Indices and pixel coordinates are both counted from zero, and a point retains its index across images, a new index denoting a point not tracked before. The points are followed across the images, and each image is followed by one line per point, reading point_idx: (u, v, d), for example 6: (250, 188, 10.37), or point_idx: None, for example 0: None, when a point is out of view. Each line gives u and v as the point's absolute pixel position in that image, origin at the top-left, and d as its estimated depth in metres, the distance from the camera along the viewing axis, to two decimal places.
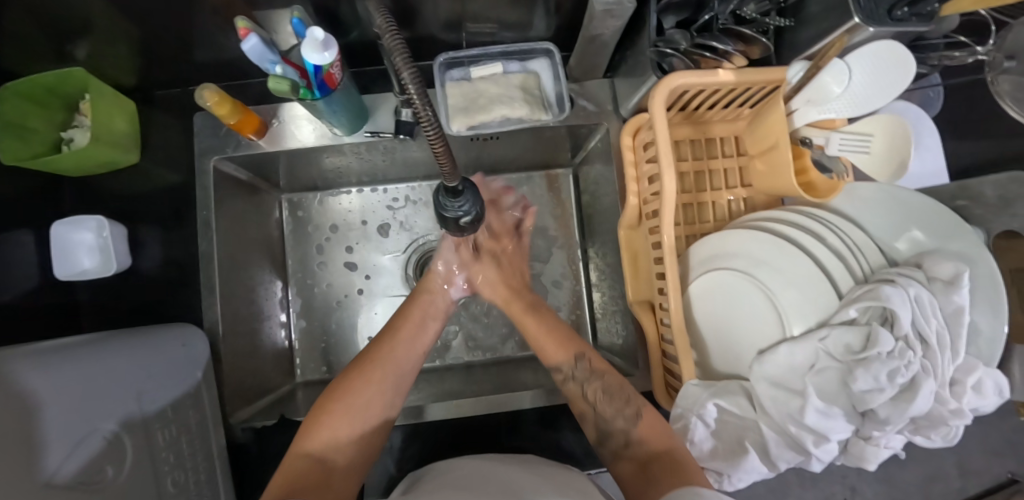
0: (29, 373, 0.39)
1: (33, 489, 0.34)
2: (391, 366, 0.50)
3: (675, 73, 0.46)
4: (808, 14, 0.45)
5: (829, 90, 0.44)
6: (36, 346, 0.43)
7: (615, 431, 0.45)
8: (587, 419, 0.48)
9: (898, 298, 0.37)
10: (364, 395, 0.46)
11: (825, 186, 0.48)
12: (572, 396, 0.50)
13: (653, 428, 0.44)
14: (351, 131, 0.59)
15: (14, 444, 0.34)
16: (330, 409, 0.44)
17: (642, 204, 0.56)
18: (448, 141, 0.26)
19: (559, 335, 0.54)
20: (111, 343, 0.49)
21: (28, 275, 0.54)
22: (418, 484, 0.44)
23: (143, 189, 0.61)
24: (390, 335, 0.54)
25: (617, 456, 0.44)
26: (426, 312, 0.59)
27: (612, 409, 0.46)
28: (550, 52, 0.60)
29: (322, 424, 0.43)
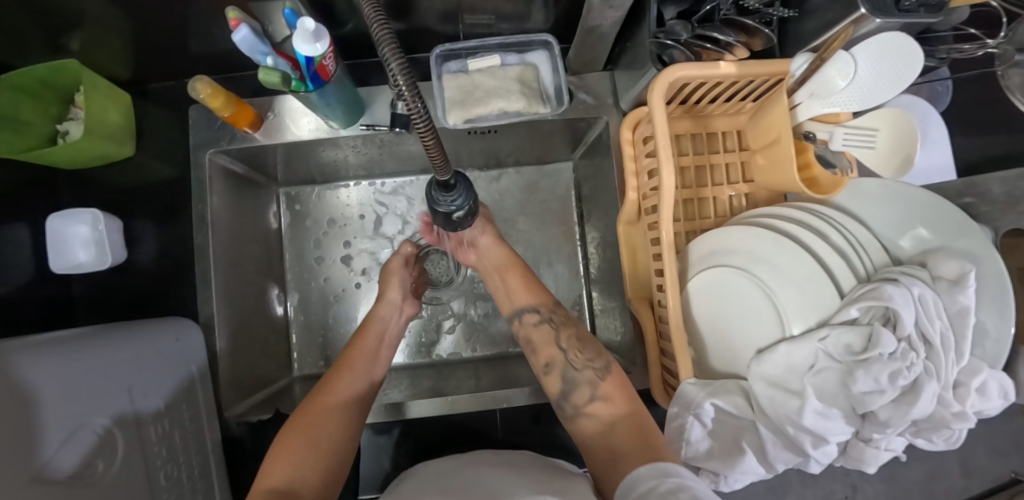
0: (28, 363, 0.39)
1: (24, 480, 0.33)
2: (349, 398, 0.48)
3: (676, 65, 0.45)
4: (813, 5, 0.44)
5: (834, 83, 0.43)
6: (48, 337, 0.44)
7: (582, 380, 0.46)
8: (552, 367, 0.48)
9: (902, 297, 0.36)
10: (323, 425, 0.44)
11: (828, 182, 0.47)
12: (540, 343, 0.51)
13: (615, 388, 0.45)
14: (347, 124, 0.58)
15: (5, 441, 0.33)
16: (287, 443, 0.42)
17: (641, 199, 0.55)
18: (438, 134, 0.27)
19: (535, 285, 0.56)
20: (107, 336, 0.49)
21: (24, 269, 0.54)
22: (408, 485, 0.43)
23: (139, 182, 0.61)
24: (344, 364, 0.52)
25: (578, 409, 0.45)
26: (380, 339, 0.57)
27: (582, 359, 0.47)
28: (549, 44, 0.58)
29: (282, 459, 0.41)
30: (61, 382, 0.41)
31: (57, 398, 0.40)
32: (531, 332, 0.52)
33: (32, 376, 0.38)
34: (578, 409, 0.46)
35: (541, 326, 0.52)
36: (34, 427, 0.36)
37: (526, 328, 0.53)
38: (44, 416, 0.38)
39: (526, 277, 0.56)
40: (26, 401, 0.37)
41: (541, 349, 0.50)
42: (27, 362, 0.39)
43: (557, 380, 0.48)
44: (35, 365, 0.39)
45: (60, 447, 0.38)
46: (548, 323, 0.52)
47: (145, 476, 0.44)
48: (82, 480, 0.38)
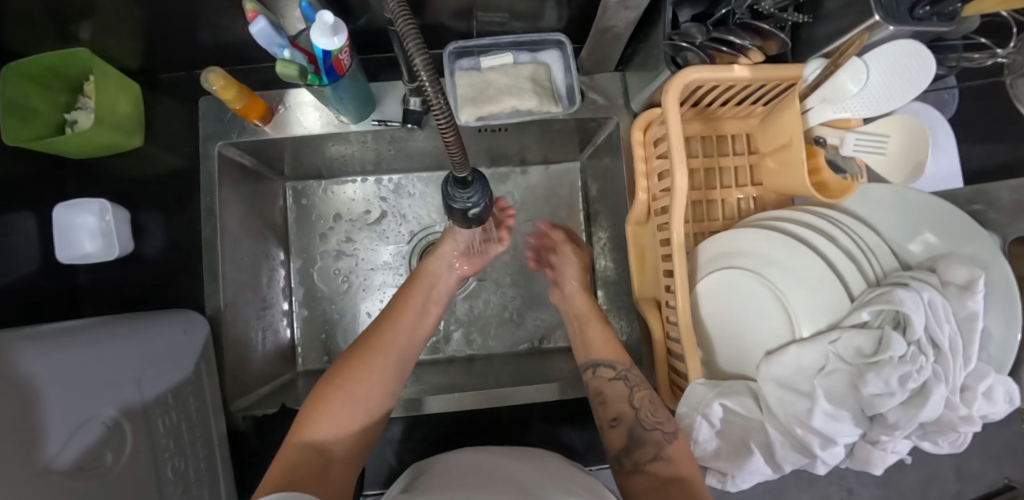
0: (31, 355, 0.39)
1: (31, 471, 0.33)
2: (388, 358, 0.51)
3: (689, 68, 0.45)
4: (827, 9, 0.45)
5: (845, 88, 0.44)
6: (41, 329, 0.43)
7: (648, 440, 0.49)
8: (620, 422, 0.51)
9: (912, 302, 0.37)
10: (361, 386, 0.47)
11: (837, 186, 0.47)
12: (612, 398, 0.53)
13: (682, 453, 0.47)
14: (359, 119, 0.58)
15: (13, 431, 0.33)
16: (327, 399, 0.45)
17: (651, 200, 0.55)
18: (458, 131, 0.28)
19: (613, 342, 0.59)
20: (115, 326, 0.49)
21: (29, 259, 0.54)
22: (434, 471, 0.45)
23: (146, 173, 0.61)
24: (386, 325, 0.54)
25: (638, 467, 0.48)
26: (429, 295, 0.59)
27: (652, 420, 0.50)
28: (562, 43, 0.58)
29: (323, 412, 0.44)
30: (66, 372, 0.40)
31: (63, 389, 0.39)
32: (603, 386, 0.55)
33: (34, 368, 0.38)
34: (639, 465, 0.48)
35: (616, 383, 0.54)
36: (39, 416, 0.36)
37: (599, 382, 0.55)
38: (49, 407, 0.37)
39: (608, 334, 0.60)
40: (29, 391, 0.37)
41: (611, 404, 0.53)
42: (29, 353, 0.39)
43: (622, 435, 0.51)
44: (37, 356, 0.39)
45: (68, 438, 0.38)
46: (623, 381, 0.54)
47: (152, 469, 0.44)
48: (90, 472, 0.38)
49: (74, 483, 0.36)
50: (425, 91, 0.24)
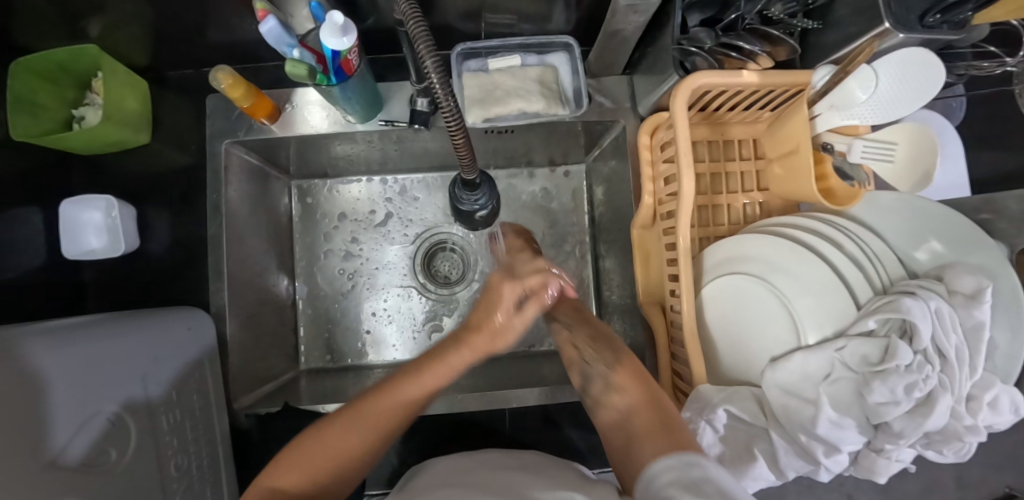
0: (37, 348, 0.39)
1: (37, 467, 0.33)
2: (410, 407, 0.42)
3: (697, 73, 0.45)
4: (837, 16, 0.45)
5: (854, 96, 0.43)
6: (50, 323, 0.44)
7: (597, 374, 0.47)
8: (573, 369, 0.51)
9: (919, 311, 0.37)
10: (360, 436, 0.39)
11: (844, 193, 0.47)
12: (565, 347, 0.53)
13: (629, 374, 0.44)
14: (366, 119, 0.58)
15: (19, 427, 0.33)
16: (319, 446, 0.38)
17: (657, 204, 0.55)
18: (466, 131, 0.32)
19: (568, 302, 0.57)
20: (117, 323, 0.49)
21: (36, 254, 0.54)
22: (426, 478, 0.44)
23: (153, 169, 0.61)
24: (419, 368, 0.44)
25: (602, 401, 0.46)
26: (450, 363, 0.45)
27: (593, 352, 0.49)
28: (570, 46, 0.58)
29: (296, 464, 0.37)
30: (73, 366, 0.40)
31: (70, 383, 0.39)
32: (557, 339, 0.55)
33: (41, 360, 0.38)
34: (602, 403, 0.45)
35: (557, 326, 0.54)
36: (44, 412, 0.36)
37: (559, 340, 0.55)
38: (56, 400, 0.37)
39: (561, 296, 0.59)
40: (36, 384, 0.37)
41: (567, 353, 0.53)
42: (33, 347, 0.39)
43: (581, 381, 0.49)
44: (43, 349, 0.39)
45: (76, 431, 0.38)
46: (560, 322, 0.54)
47: (155, 465, 0.44)
48: (95, 468, 0.38)
49: (80, 478, 0.36)
50: (435, 90, 0.28)
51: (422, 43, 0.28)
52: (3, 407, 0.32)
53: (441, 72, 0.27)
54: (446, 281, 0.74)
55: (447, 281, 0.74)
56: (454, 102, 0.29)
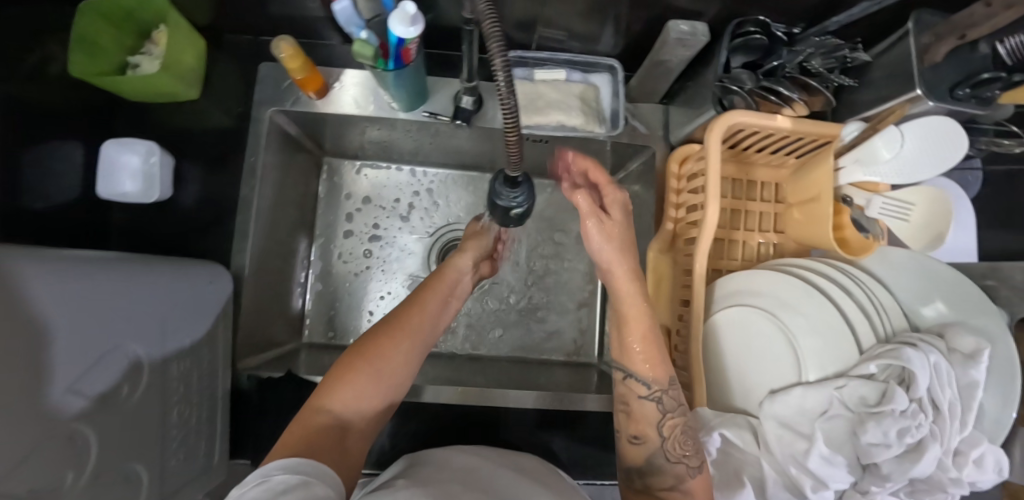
0: (38, 281, 0.34)
1: (60, 388, 0.34)
2: (421, 332, 0.50)
3: (733, 112, 0.48)
4: (872, 77, 0.49)
5: (879, 155, 0.47)
6: (76, 253, 0.42)
7: (667, 471, 0.43)
8: (641, 442, 0.44)
9: (919, 361, 0.39)
10: (392, 360, 0.45)
11: (857, 244, 0.49)
12: (638, 415, 0.45)
13: (703, 489, 0.42)
14: (409, 108, 0.60)
15: (50, 350, 0.33)
16: (365, 361, 0.44)
17: (676, 230, 0.58)
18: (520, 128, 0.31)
19: (659, 353, 0.45)
20: (129, 264, 0.47)
21: (69, 189, 0.55)
22: (418, 467, 0.43)
23: (194, 125, 0.62)
24: (418, 303, 0.52)
25: (652, 491, 0.43)
26: (450, 292, 0.57)
27: (677, 451, 0.43)
28: (614, 69, 0.60)
29: (345, 381, 0.42)
30: (105, 296, 0.41)
31: (99, 316, 0.39)
32: (631, 399, 0.45)
33: (36, 291, 0.34)
34: (650, 488, 0.43)
35: (646, 402, 0.44)
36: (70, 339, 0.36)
37: (626, 389, 0.46)
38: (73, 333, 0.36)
39: (652, 339, 0.45)
40: (37, 318, 0.33)
41: (637, 419, 0.45)
42: (28, 274, 0.34)
43: (643, 456, 0.44)
44: (43, 283, 0.35)
45: (78, 375, 0.37)
46: (655, 403, 0.44)
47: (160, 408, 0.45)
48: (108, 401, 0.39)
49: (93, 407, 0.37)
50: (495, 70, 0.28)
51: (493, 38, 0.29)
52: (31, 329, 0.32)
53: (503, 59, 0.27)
54: None
55: None
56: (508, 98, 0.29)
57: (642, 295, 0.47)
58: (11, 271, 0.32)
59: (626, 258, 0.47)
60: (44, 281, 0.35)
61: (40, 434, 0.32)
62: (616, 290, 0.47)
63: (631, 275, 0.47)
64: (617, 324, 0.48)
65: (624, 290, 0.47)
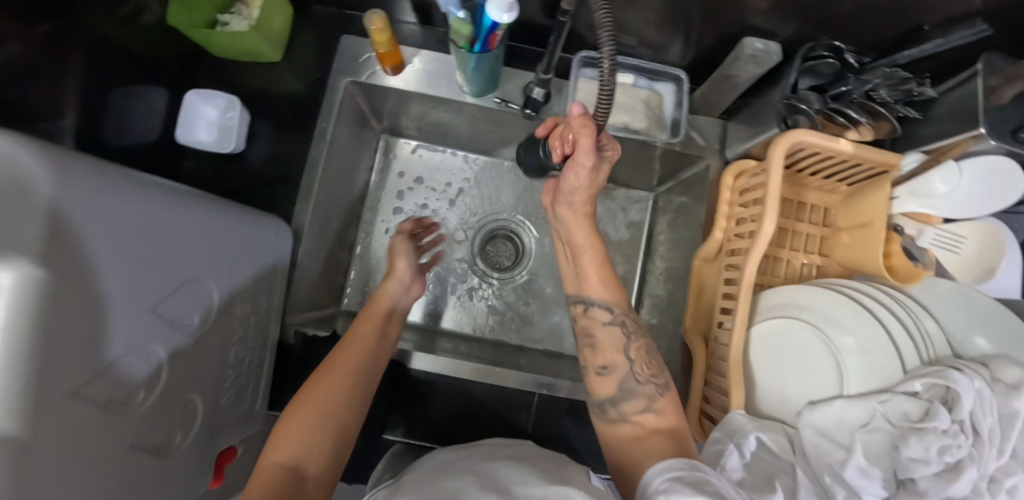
0: (128, 204, 0.36)
1: (143, 308, 0.37)
2: (361, 368, 0.48)
3: (797, 130, 0.50)
4: (936, 113, 0.50)
5: (934, 186, 0.50)
6: (175, 185, 0.44)
7: (637, 394, 0.47)
8: (610, 371, 0.48)
9: (965, 383, 0.41)
10: (332, 395, 0.44)
11: (904, 271, 0.51)
12: (604, 344, 0.50)
13: (671, 405, 0.47)
14: (481, 94, 0.61)
15: (131, 271, 0.36)
16: (302, 414, 0.42)
17: (725, 241, 0.59)
18: (612, 95, 0.42)
19: (610, 277, 0.52)
20: (213, 205, 0.48)
21: (151, 132, 0.58)
22: (408, 480, 0.43)
23: (270, 86, 0.65)
24: (350, 341, 0.50)
25: (624, 416, 0.47)
26: (387, 317, 0.56)
27: (646, 374, 0.48)
28: (679, 80, 0.62)
29: (291, 432, 0.41)
30: (187, 230, 0.42)
31: (178, 248, 0.41)
32: (596, 328, 0.50)
33: (132, 213, 0.36)
34: (624, 415, 0.47)
35: (612, 326, 0.50)
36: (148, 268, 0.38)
37: (589, 321, 0.51)
38: (152, 261, 0.38)
39: (604, 265, 0.52)
40: (116, 244, 0.34)
41: (602, 349, 0.50)
42: (87, 201, 0.32)
43: (612, 384, 0.48)
44: (133, 206, 0.36)
45: (155, 302, 0.39)
46: (620, 325, 0.50)
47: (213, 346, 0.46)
48: (180, 328, 0.42)
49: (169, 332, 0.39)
50: (603, 69, 0.39)
51: (602, 29, 0.38)
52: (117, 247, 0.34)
53: (612, 51, 0.38)
54: (498, 266, 0.76)
55: (500, 266, 0.76)
56: (611, 79, 0.40)
57: (593, 226, 0.53)
58: (111, 195, 0.34)
59: (590, 188, 0.51)
60: (136, 207, 0.37)
61: (120, 344, 0.35)
62: (569, 224, 0.52)
63: (584, 204, 0.52)
64: (573, 257, 0.54)
65: (576, 223, 0.52)
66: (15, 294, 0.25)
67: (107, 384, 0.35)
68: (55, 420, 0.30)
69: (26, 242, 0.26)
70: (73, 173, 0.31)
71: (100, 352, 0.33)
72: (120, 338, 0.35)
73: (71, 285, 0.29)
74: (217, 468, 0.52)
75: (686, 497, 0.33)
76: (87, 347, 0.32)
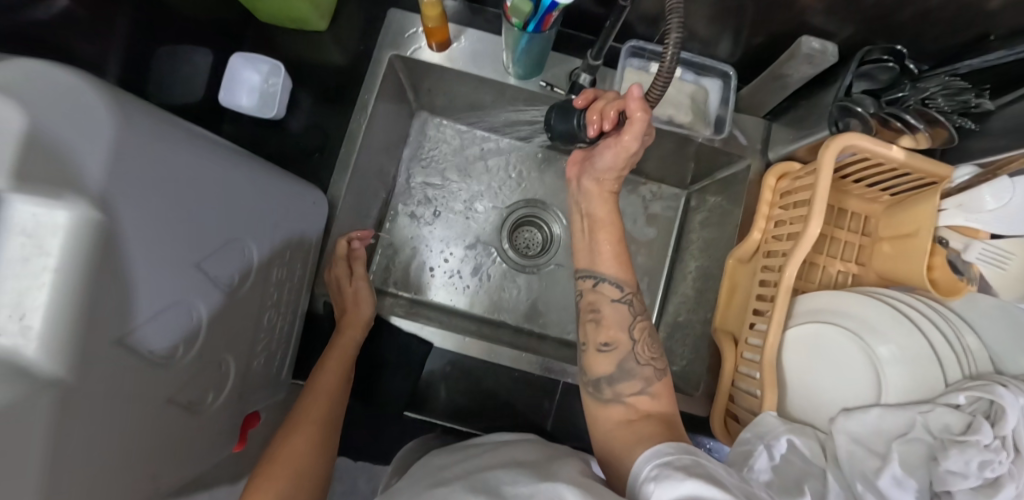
0: (188, 157, 0.36)
1: (190, 262, 0.37)
2: (326, 414, 0.51)
3: (851, 134, 0.48)
4: (992, 126, 0.49)
5: (983, 201, 0.48)
6: (226, 142, 0.44)
7: (632, 374, 0.47)
8: (612, 348, 0.48)
9: (1012, 398, 0.40)
10: (300, 451, 0.47)
11: (946, 285, 0.51)
12: (609, 321, 0.49)
13: (664, 389, 0.47)
14: (525, 77, 0.61)
15: (182, 225, 0.35)
16: (274, 469, 0.45)
17: (762, 242, 0.58)
18: (670, 79, 0.41)
19: (624, 255, 0.51)
20: (258, 166, 0.47)
21: (195, 93, 0.58)
22: (402, 486, 0.45)
23: (313, 55, 0.64)
24: (319, 384, 0.53)
25: (618, 397, 0.46)
26: (349, 361, 0.58)
27: (646, 355, 0.48)
28: (727, 76, 0.61)
29: (265, 487, 0.43)
30: (237, 190, 0.42)
31: (227, 207, 0.41)
32: (602, 303, 0.50)
33: (191, 166, 0.36)
34: (619, 395, 0.46)
35: (620, 304, 0.50)
36: (199, 223, 0.38)
37: (596, 296, 0.50)
38: (204, 217, 0.38)
39: (620, 242, 0.51)
40: (173, 196, 0.34)
41: (607, 326, 0.49)
42: (151, 148, 0.31)
43: (612, 362, 0.47)
44: (192, 159, 0.36)
45: (203, 258, 0.39)
46: (626, 305, 0.50)
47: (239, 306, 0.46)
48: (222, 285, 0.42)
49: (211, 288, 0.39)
50: (664, 58, 0.38)
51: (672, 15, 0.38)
52: (172, 200, 0.34)
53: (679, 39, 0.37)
54: (525, 254, 0.75)
55: (526, 254, 0.75)
56: (674, 62, 0.39)
57: (613, 204, 0.52)
58: (170, 146, 0.34)
59: (621, 169, 0.50)
60: (193, 160, 0.36)
61: (167, 296, 0.35)
62: (591, 197, 0.52)
63: (611, 182, 0.51)
64: (588, 230, 0.53)
65: (598, 197, 0.52)
66: (69, 235, 0.25)
67: (155, 334, 0.35)
68: (100, 368, 0.29)
69: (94, 182, 0.26)
70: (140, 120, 0.31)
71: (149, 302, 0.33)
72: (170, 291, 0.35)
73: (125, 232, 0.29)
74: (241, 433, 0.53)
75: (677, 483, 0.33)
76: (137, 296, 0.32)
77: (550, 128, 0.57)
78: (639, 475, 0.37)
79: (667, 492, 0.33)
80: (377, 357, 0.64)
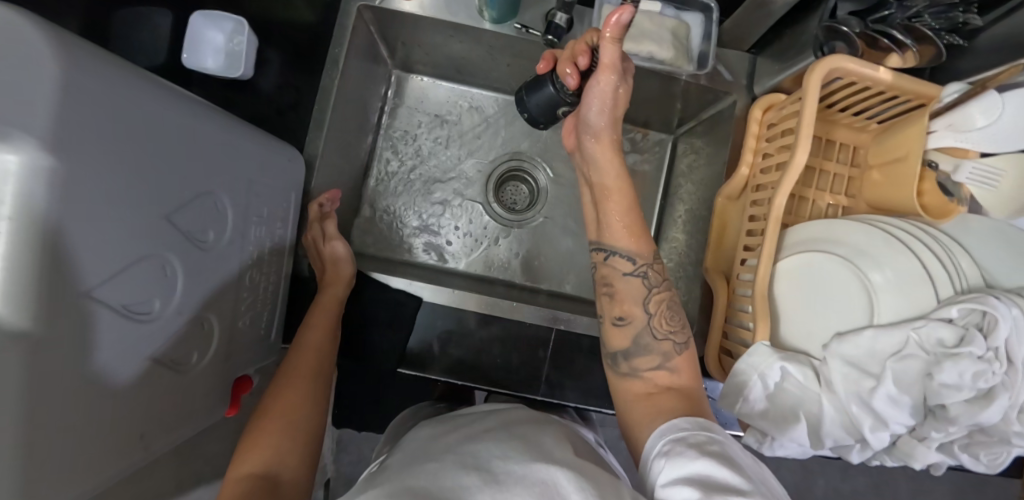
0: (148, 104, 0.33)
1: (156, 216, 0.36)
2: (316, 367, 0.51)
3: (837, 55, 0.46)
4: (978, 45, 0.49)
5: (973, 120, 0.45)
6: (190, 93, 0.41)
7: (646, 347, 0.46)
8: (627, 322, 0.47)
9: (1004, 308, 0.39)
10: (294, 405, 0.46)
11: (938, 208, 0.49)
12: (623, 295, 0.48)
13: (685, 363, 0.46)
14: (499, 21, 0.58)
15: (145, 176, 0.33)
16: (268, 424, 0.44)
17: (751, 177, 0.57)
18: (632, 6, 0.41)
19: (637, 226, 0.49)
20: (226, 120, 0.45)
21: (158, 55, 0.56)
22: (392, 463, 0.42)
23: (276, 11, 0.61)
24: (302, 346, 0.52)
25: (635, 371, 0.46)
26: (331, 322, 0.57)
27: (663, 329, 0.47)
28: (708, 9, 0.59)
29: (258, 444, 0.41)
30: (202, 142, 0.40)
31: (192, 160, 0.39)
32: (614, 278, 0.49)
33: (154, 115, 0.34)
34: (635, 369, 0.46)
35: (634, 277, 0.48)
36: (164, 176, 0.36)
37: (609, 270, 0.49)
38: (169, 170, 0.36)
39: (631, 210, 0.49)
40: (133, 145, 0.32)
41: (621, 301, 0.48)
42: (106, 90, 0.29)
43: (628, 336, 0.46)
44: (152, 106, 0.34)
45: (170, 213, 0.37)
46: (642, 277, 0.48)
47: (217, 265, 0.44)
48: (193, 241, 0.40)
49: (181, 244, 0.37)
50: None
51: None
52: (133, 150, 0.32)
53: None
54: (513, 208, 0.74)
55: (513, 209, 0.74)
56: None
57: (620, 165, 0.50)
58: (128, 91, 0.31)
59: (613, 113, 0.49)
60: (156, 108, 0.34)
61: (133, 251, 0.33)
62: (601, 161, 0.50)
63: (612, 136, 0.50)
64: (597, 200, 0.52)
65: (608, 160, 0.50)
66: (20, 182, 0.23)
67: (125, 293, 0.33)
68: (71, 323, 0.28)
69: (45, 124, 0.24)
70: (91, 58, 0.28)
71: (116, 258, 0.32)
72: (135, 246, 0.34)
73: (84, 179, 0.27)
74: (233, 399, 0.52)
75: (686, 461, 0.32)
76: (103, 250, 0.30)
77: (525, 106, 0.54)
78: (650, 453, 0.37)
79: (675, 466, 0.32)
80: (368, 319, 0.63)
